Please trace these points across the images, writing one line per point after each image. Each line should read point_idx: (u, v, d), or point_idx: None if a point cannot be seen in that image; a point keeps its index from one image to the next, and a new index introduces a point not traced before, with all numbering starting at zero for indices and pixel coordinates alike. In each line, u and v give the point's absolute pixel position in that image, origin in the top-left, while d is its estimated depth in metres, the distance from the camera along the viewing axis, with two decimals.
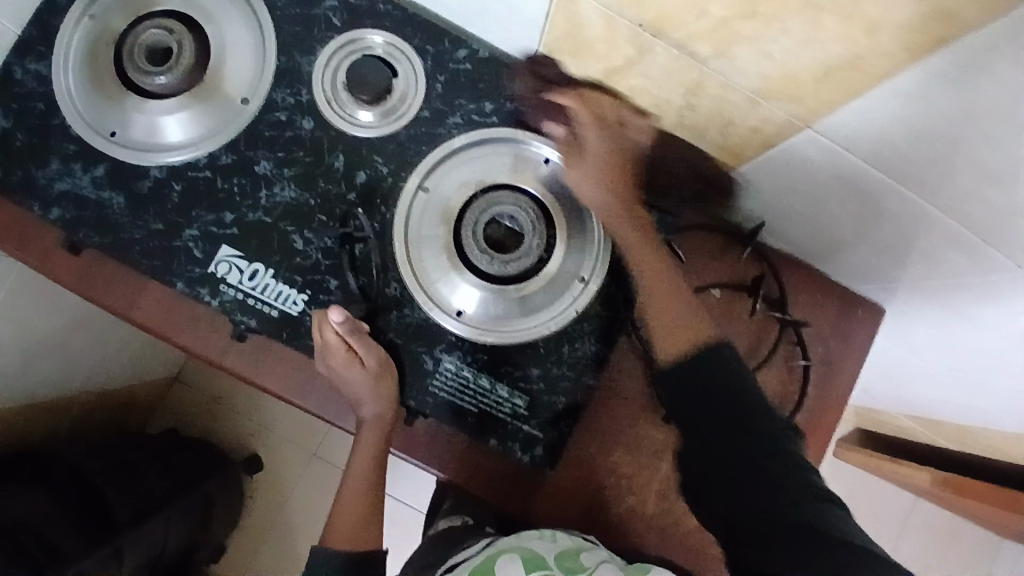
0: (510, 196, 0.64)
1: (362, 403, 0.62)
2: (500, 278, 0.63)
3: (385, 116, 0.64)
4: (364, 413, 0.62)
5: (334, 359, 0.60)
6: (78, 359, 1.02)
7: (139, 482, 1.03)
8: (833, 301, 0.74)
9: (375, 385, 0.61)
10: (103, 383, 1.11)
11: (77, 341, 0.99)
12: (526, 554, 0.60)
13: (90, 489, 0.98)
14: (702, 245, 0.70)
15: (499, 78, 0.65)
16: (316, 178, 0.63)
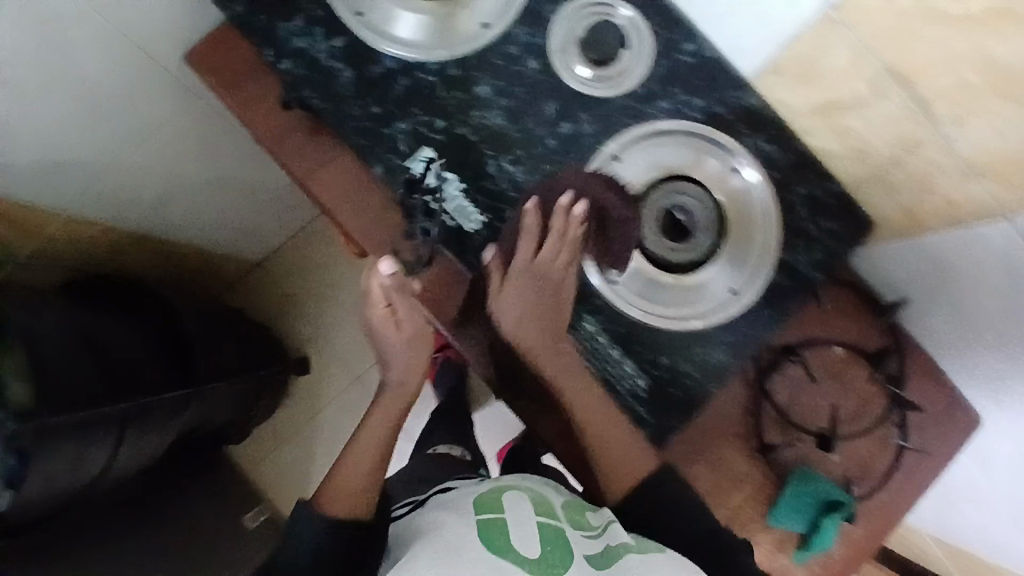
0: (693, 189, 0.65)
1: (393, 364, 0.68)
2: (661, 262, 0.65)
3: (604, 81, 0.67)
4: (389, 376, 0.69)
5: (376, 312, 0.66)
6: (207, 212, 1.00)
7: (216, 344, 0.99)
8: (942, 399, 0.76)
9: (409, 347, 0.67)
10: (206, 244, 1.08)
11: (215, 196, 0.98)
12: (535, 497, 0.60)
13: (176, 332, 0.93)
14: (845, 303, 0.74)
15: (719, 81, 0.67)
16: (525, 115, 0.66)
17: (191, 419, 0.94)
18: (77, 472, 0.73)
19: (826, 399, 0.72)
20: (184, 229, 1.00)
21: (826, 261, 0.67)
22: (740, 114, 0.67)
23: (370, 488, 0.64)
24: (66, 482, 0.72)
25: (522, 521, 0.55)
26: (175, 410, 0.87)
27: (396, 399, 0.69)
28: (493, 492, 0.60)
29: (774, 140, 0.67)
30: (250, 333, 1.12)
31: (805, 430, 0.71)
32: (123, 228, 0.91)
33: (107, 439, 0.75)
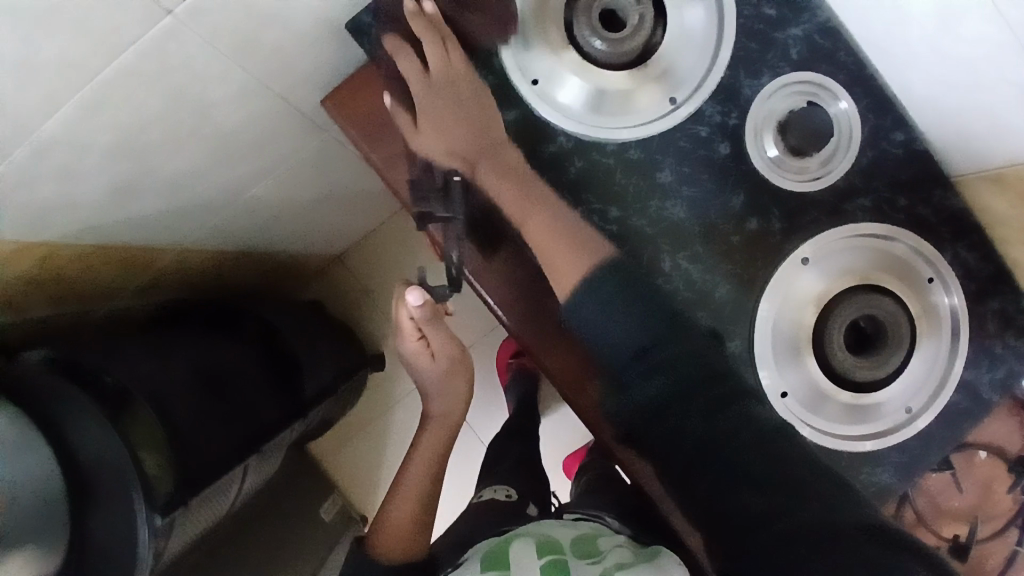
0: (891, 302, 0.61)
1: (431, 396, 0.69)
2: (842, 379, 0.61)
3: (797, 172, 0.61)
4: (433, 409, 0.69)
5: (406, 344, 0.67)
6: (305, 223, 0.96)
7: (315, 356, 0.98)
8: None
9: (447, 378, 0.69)
10: (298, 249, 1.04)
11: (316, 211, 0.94)
12: (542, 544, 0.59)
13: (279, 347, 0.91)
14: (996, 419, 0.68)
15: (925, 177, 0.61)
16: (710, 206, 0.61)
17: (297, 435, 0.96)
18: (212, 517, 0.74)
19: (966, 506, 0.70)
20: (282, 240, 0.96)
21: (1005, 382, 0.62)
22: (945, 217, 0.60)
23: (416, 527, 0.65)
24: (210, 523, 0.75)
25: (522, 564, 0.55)
26: (285, 438, 0.88)
27: (442, 430, 0.69)
28: (502, 546, 0.60)
29: (974, 248, 0.60)
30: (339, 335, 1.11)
31: (941, 537, 0.70)
32: (228, 249, 0.87)
33: (240, 474, 0.76)
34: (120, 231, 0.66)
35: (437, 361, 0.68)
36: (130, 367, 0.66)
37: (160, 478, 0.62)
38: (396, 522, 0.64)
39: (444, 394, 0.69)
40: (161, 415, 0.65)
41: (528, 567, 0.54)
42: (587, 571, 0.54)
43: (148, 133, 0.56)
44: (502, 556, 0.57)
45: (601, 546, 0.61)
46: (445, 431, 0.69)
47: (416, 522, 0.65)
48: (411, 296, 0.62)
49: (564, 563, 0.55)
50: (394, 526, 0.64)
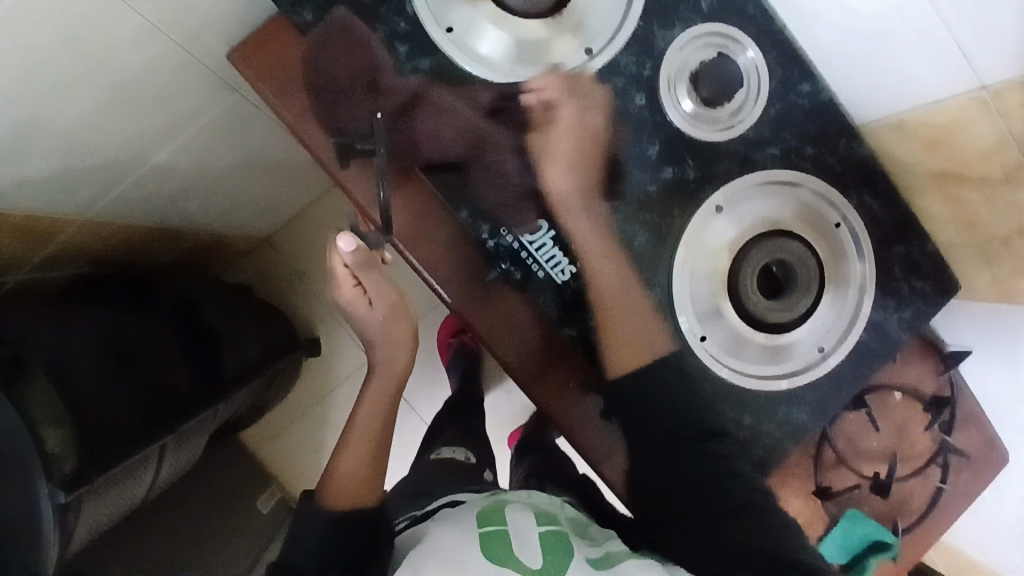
0: (797, 245, 0.63)
1: (375, 342, 0.73)
2: (757, 321, 0.63)
3: (711, 123, 0.62)
4: (376, 356, 0.74)
5: (343, 292, 0.70)
6: (224, 196, 0.92)
7: (240, 337, 0.94)
8: (989, 453, 0.76)
9: (384, 323, 0.72)
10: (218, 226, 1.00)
11: (232, 183, 0.90)
12: (539, 510, 0.61)
13: (194, 325, 0.87)
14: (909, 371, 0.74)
15: (829, 126, 0.63)
16: (627, 157, 0.61)
17: (224, 417, 0.92)
18: (129, 497, 0.71)
19: (882, 445, 0.74)
20: (199, 215, 0.92)
21: (912, 322, 0.65)
22: (849, 164, 0.64)
23: (369, 478, 0.65)
24: (126, 505, 0.72)
25: (522, 534, 0.55)
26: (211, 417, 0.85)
27: (385, 377, 0.72)
28: (497, 506, 0.61)
29: (877, 193, 0.64)
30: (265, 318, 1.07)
31: (860, 474, 0.73)
32: (135, 221, 0.82)
33: (157, 453, 0.73)
34: (12, 192, 0.62)
35: (376, 309, 0.71)
36: (30, 340, 0.62)
37: (64, 450, 0.58)
38: (343, 480, 0.64)
39: (385, 340, 0.73)
40: (64, 391, 0.62)
41: (526, 528, 0.57)
42: (585, 548, 0.56)
43: (34, 80, 0.52)
44: (498, 512, 0.59)
45: (593, 528, 0.63)
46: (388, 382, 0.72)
47: (368, 475, 0.65)
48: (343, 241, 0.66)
49: (562, 539, 0.56)
50: (345, 479, 0.64)
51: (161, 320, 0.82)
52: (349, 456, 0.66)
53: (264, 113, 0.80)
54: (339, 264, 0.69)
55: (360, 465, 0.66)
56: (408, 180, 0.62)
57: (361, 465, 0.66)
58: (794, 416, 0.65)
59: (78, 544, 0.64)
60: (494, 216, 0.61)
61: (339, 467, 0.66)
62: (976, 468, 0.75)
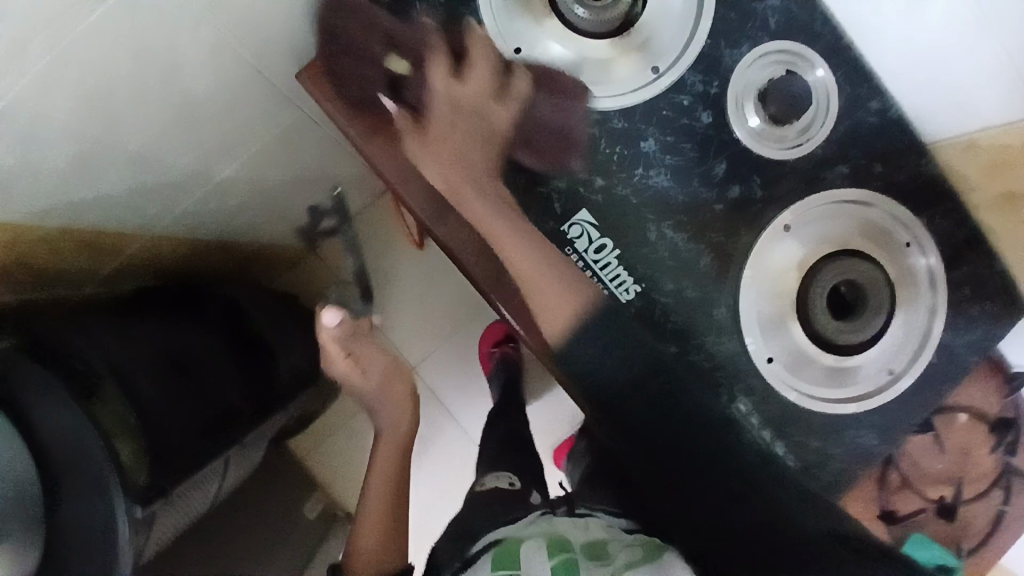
0: (867, 266, 0.62)
1: (379, 411, 0.87)
2: (823, 342, 0.62)
3: (777, 141, 0.61)
4: (380, 427, 0.88)
5: (338, 364, 0.84)
6: (276, 209, 0.93)
7: (294, 348, 0.96)
8: None
9: (381, 387, 0.86)
10: (268, 237, 1.01)
11: (285, 196, 0.91)
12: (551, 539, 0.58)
13: (249, 336, 0.88)
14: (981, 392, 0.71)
15: (901, 144, 0.62)
16: (693, 175, 0.60)
17: (278, 426, 0.94)
18: (199, 507, 0.73)
19: (946, 468, 0.72)
20: (253, 228, 0.94)
21: (981, 343, 0.64)
22: (918, 183, 0.62)
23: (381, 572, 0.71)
24: (191, 516, 0.72)
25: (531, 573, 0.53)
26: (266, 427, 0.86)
27: (394, 444, 0.85)
28: (510, 548, 0.59)
29: (947, 213, 0.63)
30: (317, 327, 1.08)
31: (926, 498, 0.72)
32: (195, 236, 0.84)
33: (219, 464, 0.74)
34: (86, 210, 0.63)
35: (369, 375, 0.85)
36: (101, 352, 0.63)
37: (134, 464, 0.59)
38: None
39: (384, 403, 0.87)
40: (133, 405, 0.63)
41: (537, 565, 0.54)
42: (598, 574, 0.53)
43: (115, 99, 0.53)
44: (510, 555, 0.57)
45: (614, 542, 0.60)
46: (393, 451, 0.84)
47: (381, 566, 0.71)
48: (327, 316, 0.83)
49: (571, 565, 0.53)
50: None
51: (219, 333, 0.83)
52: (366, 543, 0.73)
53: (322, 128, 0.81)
54: (329, 338, 0.83)
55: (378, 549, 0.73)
56: None
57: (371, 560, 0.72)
58: (861, 440, 0.64)
59: (153, 551, 0.65)
60: (558, 234, 0.60)
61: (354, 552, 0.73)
62: None
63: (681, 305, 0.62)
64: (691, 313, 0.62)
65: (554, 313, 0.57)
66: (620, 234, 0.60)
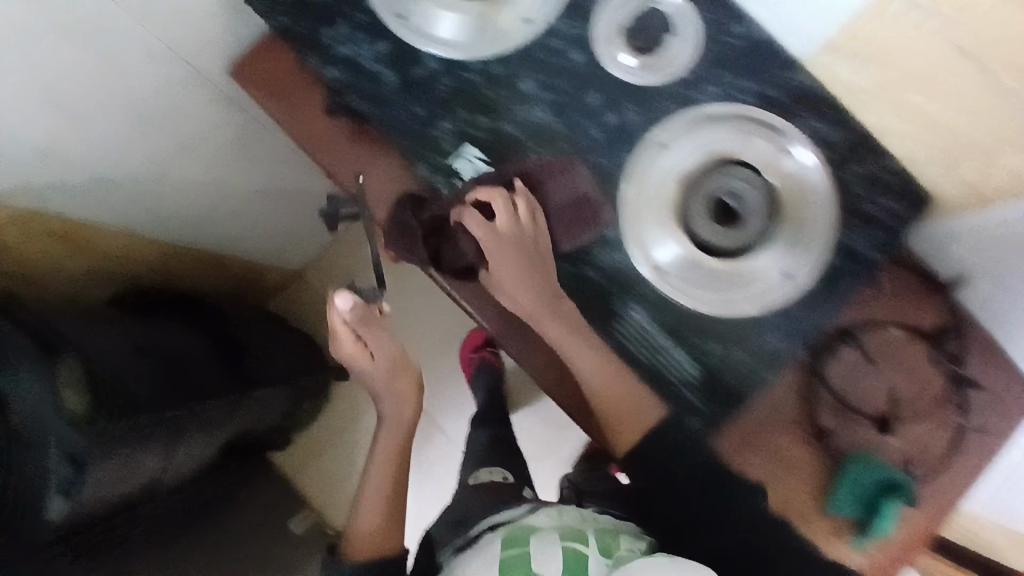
0: (745, 173, 0.65)
1: (383, 398, 0.81)
2: (710, 249, 0.65)
3: (653, 71, 0.66)
4: (383, 409, 0.82)
5: (348, 348, 0.77)
6: (250, 227, 1.01)
7: (267, 357, 1.01)
8: (1007, 380, 0.71)
9: (389, 377, 0.80)
10: (249, 254, 1.08)
11: (258, 211, 0.98)
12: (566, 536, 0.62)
13: (219, 341, 0.94)
14: (904, 290, 0.70)
15: (772, 63, 0.65)
16: (570, 108, 0.66)
17: (242, 428, 0.97)
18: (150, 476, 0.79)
19: (885, 383, 0.69)
20: (232, 242, 1.01)
21: (883, 242, 0.67)
22: (792, 95, 0.65)
23: (388, 530, 0.77)
24: (133, 487, 0.77)
25: (538, 556, 0.59)
26: (223, 421, 0.90)
27: (398, 428, 0.81)
28: (521, 534, 0.64)
29: (828, 120, 0.65)
30: (296, 344, 1.13)
31: (862, 413, 0.69)
32: (168, 243, 0.93)
33: (170, 442, 0.79)
34: (60, 199, 0.74)
35: (378, 362, 0.79)
36: (66, 325, 0.72)
37: (80, 410, 0.66)
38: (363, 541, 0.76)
39: (393, 397, 0.81)
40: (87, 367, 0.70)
41: (547, 552, 0.59)
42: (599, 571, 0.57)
43: (68, 92, 0.64)
44: (518, 540, 0.63)
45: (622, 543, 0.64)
46: (397, 437, 0.81)
47: (388, 531, 0.77)
48: (340, 299, 0.74)
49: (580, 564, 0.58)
50: (363, 535, 0.77)
51: (195, 333, 0.91)
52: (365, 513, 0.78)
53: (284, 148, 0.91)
54: (337, 319, 0.75)
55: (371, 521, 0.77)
56: (382, 154, 0.68)
57: (377, 523, 0.77)
58: (767, 343, 0.67)
59: (103, 497, 0.73)
60: (446, 168, 0.66)
61: (360, 523, 0.77)
62: (996, 400, 0.71)
63: (572, 227, 0.67)
64: (585, 234, 0.66)
65: (624, 429, 0.68)
66: (511, 163, 0.66)
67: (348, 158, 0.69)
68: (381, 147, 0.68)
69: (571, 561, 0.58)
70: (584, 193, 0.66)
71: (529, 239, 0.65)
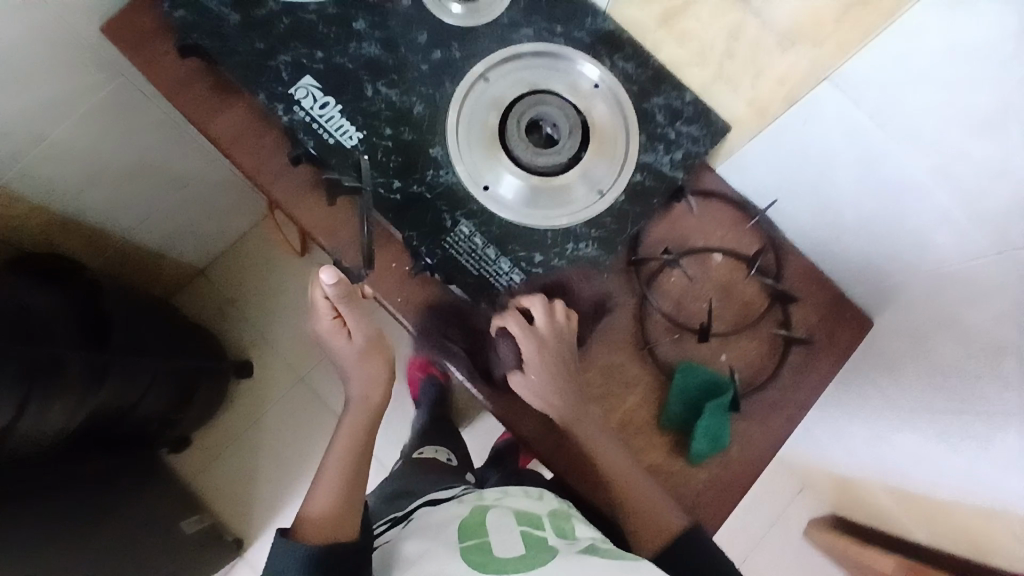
0: (556, 104, 0.73)
1: (352, 379, 0.72)
2: (530, 168, 0.72)
3: (472, 12, 0.74)
4: (352, 394, 0.73)
5: (325, 324, 0.70)
6: (127, 199, 1.08)
7: (143, 336, 1.04)
8: (825, 295, 0.79)
9: (359, 360, 0.71)
10: (130, 230, 1.14)
11: (130, 184, 1.06)
12: (520, 511, 0.68)
13: (91, 310, 0.95)
14: (716, 215, 0.77)
15: (577, 9, 0.74)
16: (398, 45, 0.73)
17: (110, 403, 0.96)
18: (50, 429, 0.84)
19: (712, 300, 0.76)
20: (106, 212, 1.07)
21: (683, 161, 0.74)
22: (597, 36, 0.74)
23: (346, 512, 0.69)
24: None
25: (498, 536, 0.64)
26: (93, 387, 0.90)
27: (361, 413, 0.72)
28: (474, 515, 0.68)
29: (631, 57, 0.73)
30: (178, 330, 1.16)
31: (687, 328, 0.76)
32: (43, 204, 0.96)
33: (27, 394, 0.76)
34: None
35: (354, 339, 0.70)
36: None
37: None
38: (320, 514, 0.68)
39: (359, 376, 0.72)
40: None
41: (505, 531, 0.64)
42: (561, 546, 0.62)
43: None
44: (477, 528, 0.66)
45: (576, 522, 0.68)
46: (363, 421, 0.73)
47: (345, 510, 0.69)
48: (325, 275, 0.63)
49: (540, 542, 0.62)
50: (325, 516, 0.68)
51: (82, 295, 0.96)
52: (320, 491, 0.70)
53: (185, 130, 1.04)
54: (318, 294, 0.68)
55: (331, 501, 0.69)
56: (235, 97, 0.74)
57: (335, 503, 0.69)
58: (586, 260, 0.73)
59: (9, 445, 0.78)
60: (284, 95, 0.71)
61: (311, 504, 0.69)
62: (808, 310, 0.79)
63: (403, 149, 0.71)
64: (414, 155, 0.71)
65: (643, 522, 0.70)
66: (347, 89, 0.71)
67: (201, 101, 0.74)
68: (233, 93, 0.74)
69: (531, 543, 0.62)
70: (415, 120, 0.72)
71: (568, 338, 0.71)
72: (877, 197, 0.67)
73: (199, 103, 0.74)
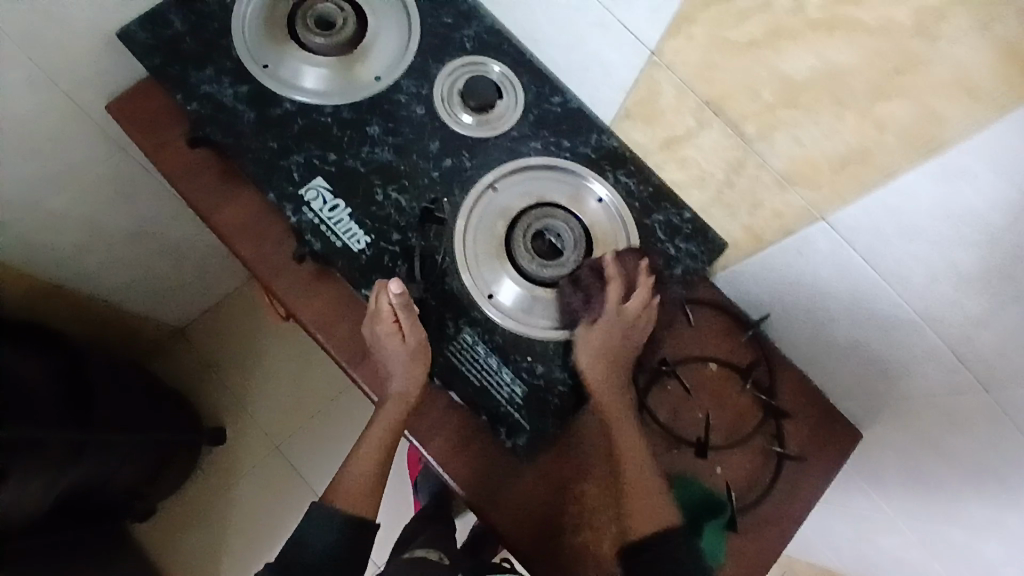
0: (562, 217, 0.75)
1: (393, 375, 0.67)
2: (534, 278, 0.73)
3: (484, 124, 0.76)
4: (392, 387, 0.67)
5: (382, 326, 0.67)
6: (116, 266, 1.06)
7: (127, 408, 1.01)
8: (813, 411, 0.80)
9: (410, 361, 0.67)
10: (111, 295, 1.11)
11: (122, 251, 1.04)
12: None
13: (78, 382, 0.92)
14: (712, 325, 0.79)
15: (584, 126, 0.78)
16: (411, 151, 0.74)
17: (86, 478, 0.93)
18: (22, 506, 0.82)
19: (708, 412, 0.77)
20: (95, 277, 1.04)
21: (684, 278, 0.77)
22: (602, 153, 0.77)
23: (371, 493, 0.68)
24: None
25: None
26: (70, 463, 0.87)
27: (399, 409, 0.67)
28: None
29: (633, 174, 0.77)
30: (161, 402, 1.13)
31: (684, 440, 0.75)
32: (31, 271, 0.94)
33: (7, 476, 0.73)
34: None
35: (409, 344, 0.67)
36: None
37: None
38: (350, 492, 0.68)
39: (405, 374, 0.67)
40: None
41: None
42: None
43: None
44: None
45: None
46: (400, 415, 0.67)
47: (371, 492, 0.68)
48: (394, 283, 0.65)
49: None
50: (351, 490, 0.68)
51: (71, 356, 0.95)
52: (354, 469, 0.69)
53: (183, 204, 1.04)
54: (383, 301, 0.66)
55: (360, 482, 0.68)
56: (242, 187, 0.74)
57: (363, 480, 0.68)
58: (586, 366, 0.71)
59: None
60: (295, 197, 0.72)
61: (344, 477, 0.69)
62: (797, 425, 0.79)
63: (409, 254, 0.72)
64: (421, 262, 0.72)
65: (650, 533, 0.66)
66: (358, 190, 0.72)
67: (206, 190, 0.73)
68: (240, 185, 0.74)
69: None
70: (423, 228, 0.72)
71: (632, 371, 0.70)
72: (865, 326, 0.70)
73: (204, 190, 0.73)
